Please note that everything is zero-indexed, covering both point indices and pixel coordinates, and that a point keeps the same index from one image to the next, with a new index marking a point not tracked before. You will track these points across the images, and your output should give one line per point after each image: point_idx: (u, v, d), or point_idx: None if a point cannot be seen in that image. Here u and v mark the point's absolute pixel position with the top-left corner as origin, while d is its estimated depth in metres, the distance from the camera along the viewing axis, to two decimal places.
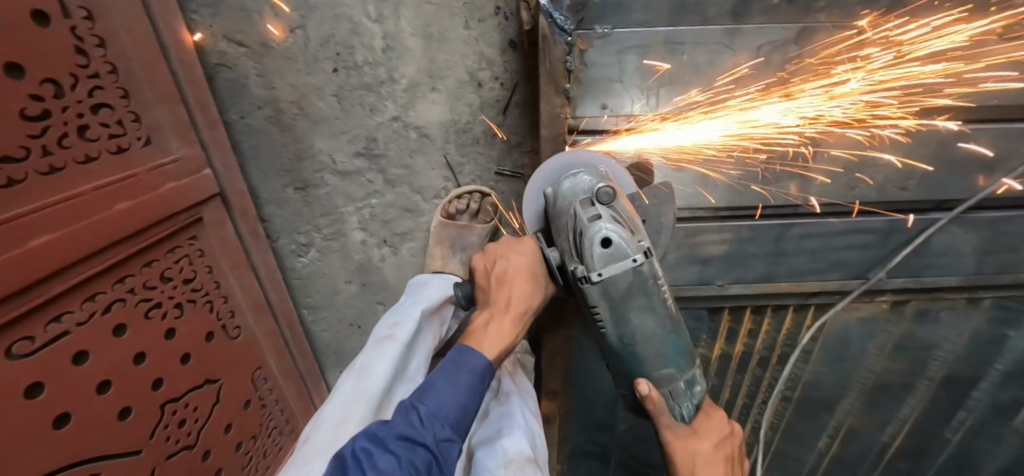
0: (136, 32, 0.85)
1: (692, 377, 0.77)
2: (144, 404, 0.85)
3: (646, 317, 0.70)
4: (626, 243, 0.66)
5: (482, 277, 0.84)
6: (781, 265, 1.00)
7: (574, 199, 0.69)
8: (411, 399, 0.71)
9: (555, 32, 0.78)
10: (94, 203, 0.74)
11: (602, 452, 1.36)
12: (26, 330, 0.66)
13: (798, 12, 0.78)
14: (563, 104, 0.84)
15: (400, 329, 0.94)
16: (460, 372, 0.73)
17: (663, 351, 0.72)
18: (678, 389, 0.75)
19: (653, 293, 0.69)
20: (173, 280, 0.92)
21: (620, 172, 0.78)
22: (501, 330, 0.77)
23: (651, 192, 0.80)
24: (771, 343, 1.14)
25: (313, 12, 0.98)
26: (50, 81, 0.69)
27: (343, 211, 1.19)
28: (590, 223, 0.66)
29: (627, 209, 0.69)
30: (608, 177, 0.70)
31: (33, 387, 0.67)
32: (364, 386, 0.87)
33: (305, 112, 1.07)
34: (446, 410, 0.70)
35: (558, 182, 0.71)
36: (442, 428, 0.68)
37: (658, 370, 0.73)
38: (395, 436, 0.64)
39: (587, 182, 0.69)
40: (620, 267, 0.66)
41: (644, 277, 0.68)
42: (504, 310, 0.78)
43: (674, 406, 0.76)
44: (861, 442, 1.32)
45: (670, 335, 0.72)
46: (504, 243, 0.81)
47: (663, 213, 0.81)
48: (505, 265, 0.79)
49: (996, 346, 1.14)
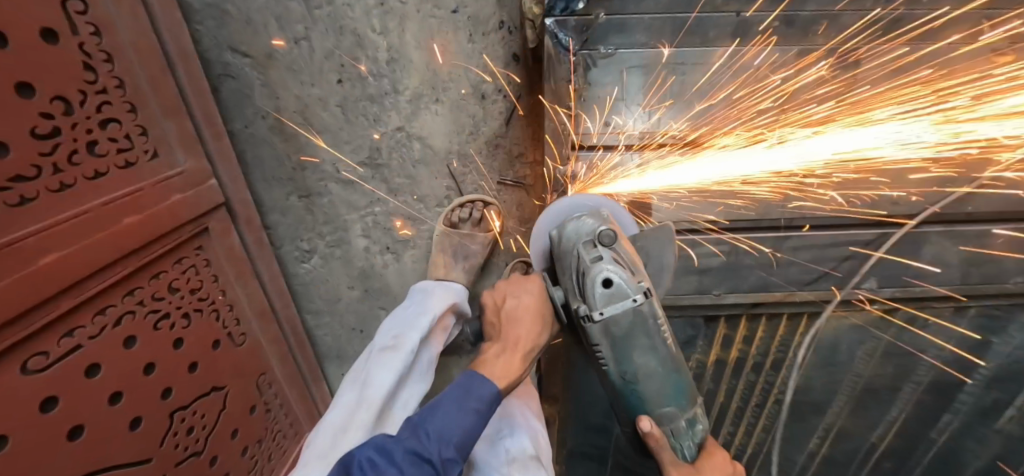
0: (144, 45, 0.85)
1: (693, 416, 0.79)
2: (154, 413, 0.86)
3: (647, 356, 0.71)
4: (626, 284, 0.67)
5: (492, 312, 0.86)
6: (776, 275, 1.03)
7: (577, 241, 0.71)
8: (419, 418, 0.72)
9: (560, 51, 0.81)
10: (103, 218, 0.75)
11: (598, 453, 1.39)
12: (40, 345, 0.67)
13: (797, 34, 0.82)
14: (567, 120, 0.86)
15: (404, 338, 0.95)
16: (469, 398, 0.74)
17: (664, 389, 0.74)
18: (679, 426, 0.77)
19: (653, 333, 0.70)
20: (181, 291, 0.94)
21: (622, 213, 0.79)
22: (510, 362, 0.80)
23: (652, 235, 0.77)
24: (765, 349, 1.18)
25: (317, 24, 0.98)
26: (60, 98, 0.70)
27: (346, 219, 1.20)
28: (592, 264, 0.68)
29: (628, 251, 0.71)
30: (610, 219, 0.73)
31: (48, 401, 0.68)
32: (365, 394, 0.90)
33: (309, 121, 1.08)
34: (455, 432, 0.71)
35: (563, 226, 0.74)
36: (448, 447, 0.69)
37: (658, 409, 0.76)
38: (402, 450, 0.66)
39: (590, 225, 0.71)
40: (621, 307, 0.68)
41: (645, 317, 0.69)
42: (513, 348, 0.80)
43: (674, 442, 0.78)
44: (849, 443, 1.37)
45: (670, 372, 0.74)
46: (514, 281, 0.85)
47: (666, 254, 0.77)
48: (513, 303, 0.82)
49: (981, 351, 1.18)
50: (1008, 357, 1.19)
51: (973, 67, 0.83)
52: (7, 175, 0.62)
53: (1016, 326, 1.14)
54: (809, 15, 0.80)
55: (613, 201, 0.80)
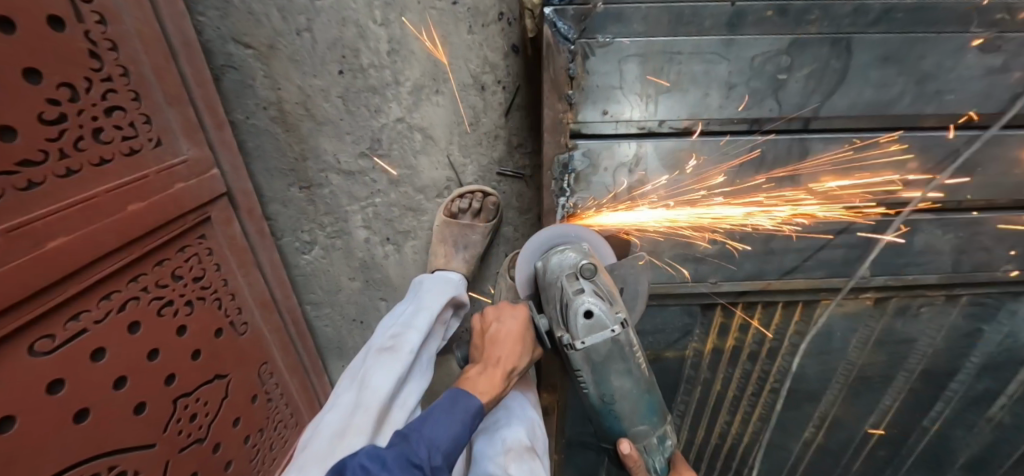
0: (148, 34, 0.86)
1: (664, 432, 0.82)
2: (158, 399, 0.87)
3: (624, 378, 0.77)
4: (605, 315, 0.75)
5: (477, 335, 0.90)
6: (771, 263, 1.05)
7: (561, 273, 0.78)
8: (410, 428, 0.73)
9: (559, 40, 0.82)
10: (107, 203, 0.76)
11: (596, 443, 1.41)
12: (46, 328, 0.68)
13: (790, 25, 0.82)
14: (565, 109, 0.88)
15: (402, 339, 0.96)
16: (458, 408, 0.76)
17: (638, 409, 0.79)
18: (652, 443, 0.81)
19: (629, 358, 0.76)
20: (184, 278, 0.94)
21: (601, 245, 0.88)
22: (493, 379, 0.82)
23: (627, 264, 0.85)
24: (760, 337, 1.20)
25: (320, 15, 0.99)
26: (66, 86, 0.71)
27: (347, 209, 1.21)
28: (575, 296, 0.75)
29: (607, 284, 0.78)
30: (590, 254, 0.81)
31: (54, 383, 0.70)
32: (363, 398, 0.87)
33: (311, 112, 1.09)
34: (444, 440, 0.72)
35: (548, 257, 0.81)
36: (437, 455, 0.71)
37: (634, 427, 0.80)
38: (394, 454, 0.66)
39: (572, 258, 0.79)
40: (600, 336, 0.74)
41: (621, 345, 0.75)
42: (495, 366, 0.83)
43: (648, 459, 0.81)
44: (843, 432, 1.39)
45: (644, 394, 0.79)
46: (500, 307, 0.89)
47: (639, 282, 0.86)
48: (497, 327, 0.86)
49: (972, 340, 1.21)
50: (998, 346, 1.21)
51: (965, 57, 0.84)
52: (14, 160, 0.63)
53: (1006, 313, 1.17)
54: (802, 4, 0.80)
55: (594, 234, 0.88)
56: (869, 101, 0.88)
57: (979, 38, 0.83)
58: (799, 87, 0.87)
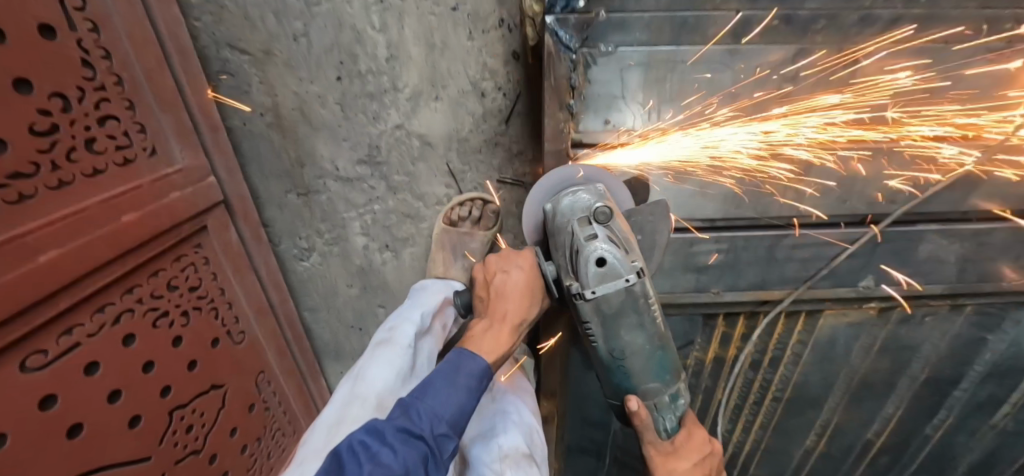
0: (142, 41, 0.84)
1: (676, 391, 0.80)
2: (154, 411, 0.86)
3: (636, 333, 0.73)
4: (620, 263, 0.69)
5: (482, 288, 0.87)
6: (774, 273, 1.04)
7: (572, 216, 0.72)
8: (411, 399, 0.72)
9: (560, 49, 0.80)
10: (101, 214, 0.75)
11: (596, 449, 1.41)
12: (38, 343, 0.67)
13: (797, 33, 0.80)
14: (566, 119, 0.86)
15: (397, 332, 0.96)
16: (458, 375, 0.76)
17: (650, 366, 0.76)
18: (662, 401, 0.78)
19: (643, 311, 0.72)
20: (179, 288, 0.93)
21: (618, 188, 0.82)
22: (498, 337, 0.81)
23: (647, 210, 0.80)
24: (762, 346, 1.19)
25: (315, 20, 0.95)
26: (57, 95, 0.70)
27: (345, 216, 1.20)
28: (587, 242, 0.69)
29: (622, 229, 0.72)
30: (606, 196, 0.74)
31: (47, 398, 0.68)
32: (360, 389, 0.89)
33: (307, 118, 1.07)
34: (446, 410, 0.73)
35: (559, 199, 0.74)
36: (440, 423, 0.71)
37: (643, 384, 0.77)
38: (394, 429, 0.66)
39: (585, 200, 0.72)
40: (613, 286, 0.69)
41: (636, 297, 0.70)
42: (501, 322, 0.81)
43: (657, 417, 0.80)
44: (844, 439, 1.38)
45: (657, 349, 0.75)
46: (505, 255, 0.84)
47: (658, 229, 0.82)
48: (502, 279, 0.82)
49: (975, 348, 1.19)
50: (1003, 354, 1.20)
51: (975, 66, 0.83)
52: (3, 172, 0.62)
53: (1011, 322, 1.15)
54: (809, 14, 0.78)
55: (609, 174, 0.81)
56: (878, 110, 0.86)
57: (989, 47, 0.81)
58: (806, 95, 0.86)
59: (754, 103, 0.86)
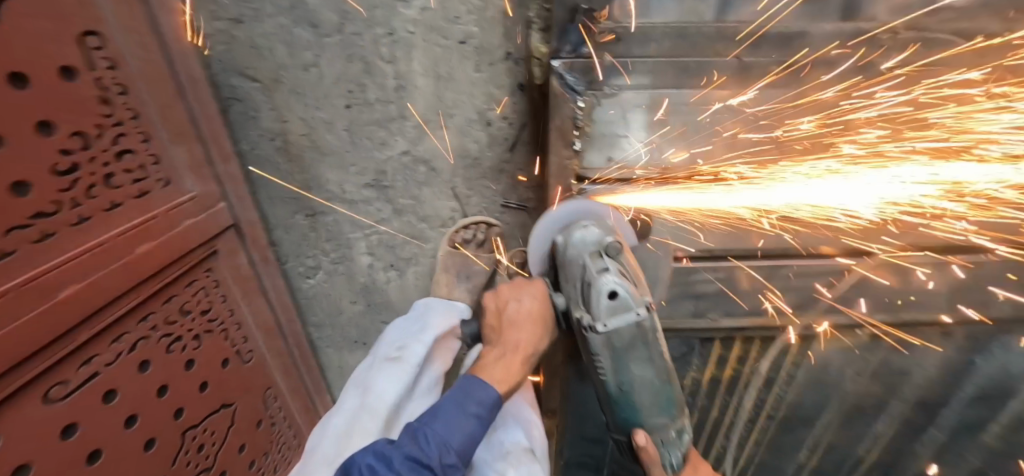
0: (157, 75, 0.86)
1: (681, 426, 0.82)
2: (167, 433, 0.89)
3: (645, 368, 0.74)
4: (631, 297, 0.69)
5: (494, 317, 0.85)
6: (769, 300, 1.07)
7: (583, 250, 0.71)
8: (419, 424, 0.70)
9: (566, 92, 0.83)
10: (119, 247, 0.77)
11: (594, 463, 1.44)
12: (60, 374, 0.69)
13: (794, 77, 0.83)
14: (571, 156, 0.89)
15: (408, 351, 0.96)
16: (470, 402, 0.72)
17: (657, 400, 0.77)
18: (669, 436, 0.80)
19: (651, 346, 0.73)
20: (192, 313, 0.96)
21: (625, 224, 0.81)
22: (510, 367, 0.77)
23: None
24: (757, 368, 1.22)
25: (325, 51, 0.97)
26: (77, 134, 0.72)
27: (351, 237, 1.22)
28: (598, 276, 0.69)
29: (630, 263, 0.73)
30: (615, 229, 0.74)
31: (68, 427, 0.71)
32: (369, 403, 0.90)
33: (316, 143, 1.09)
34: (454, 438, 0.69)
35: (569, 232, 0.73)
36: (449, 453, 0.68)
37: (651, 419, 0.79)
38: (401, 456, 0.64)
39: (596, 234, 0.71)
40: (624, 320, 0.69)
41: (645, 331, 0.72)
42: (514, 351, 0.78)
43: (665, 455, 0.80)
44: (837, 456, 1.41)
45: (665, 384, 0.77)
46: (516, 284, 0.83)
47: None
48: (515, 307, 0.80)
49: (965, 372, 1.23)
50: (991, 377, 1.23)
51: (966, 109, 0.85)
52: (26, 213, 0.63)
53: (999, 348, 1.18)
54: (806, 60, 0.81)
55: (615, 212, 0.80)
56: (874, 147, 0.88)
57: (980, 92, 0.84)
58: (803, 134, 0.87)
59: (755, 140, 0.88)
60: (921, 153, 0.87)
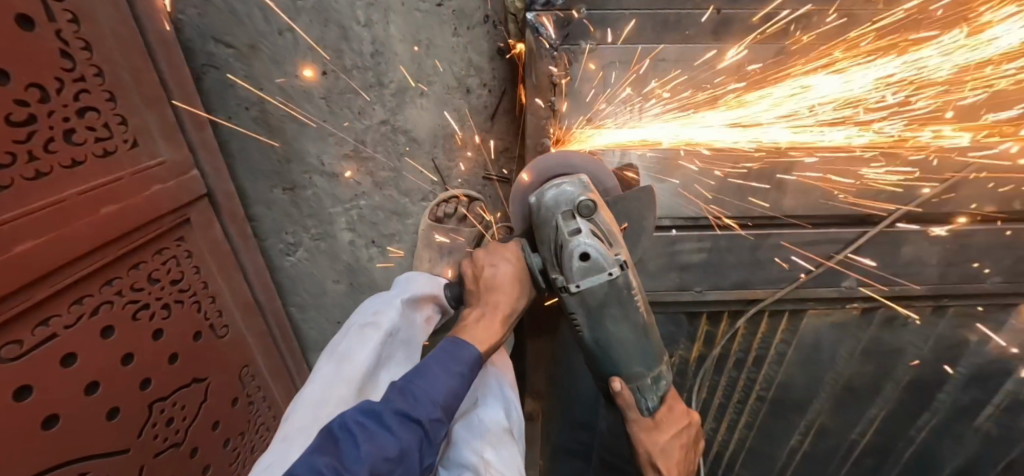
0: (126, 34, 0.84)
1: (659, 373, 0.77)
2: (131, 404, 0.86)
3: (620, 323, 0.71)
4: (602, 257, 0.67)
5: (471, 281, 0.81)
6: (757, 273, 1.04)
7: (555, 211, 0.68)
8: (405, 381, 0.67)
9: (541, 47, 0.82)
10: (81, 206, 0.74)
11: (583, 449, 1.41)
12: (15, 334, 0.66)
13: (774, 34, 0.82)
14: (548, 116, 0.86)
15: (384, 315, 0.94)
16: (455, 362, 0.70)
17: (635, 354, 0.73)
18: (644, 383, 0.75)
19: (626, 302, 0.70)
20: (160, 282, 0.93)
21: (604, 175, 0.76)
22: (490, 326, 0.75)
23: (635, 195, 0.76)
24: (746, 346, 1.19)
25: (301, 15, 0.97)
26: (35, 86, 0.69)
27: (332, 212, 1.20)
28: (570, 238, 0.66)
29: (607, 222, 0.69)
30: (590, 187, 0.69)
31: (21, 390, 0.68)
32: (345, 369, 0.86)
33: (293, 113, 1.07)
34: (440, 394, 0.66)
35: (541, 192, 0.69)
36: (436, 409, 0.65)
37: (628, 369, 0.74)
38: (391, 411, 0.63)
39: (571, 193, 0.67)
40: (596, 279, 0.67)
41: (619, 288, 0.69)
42: (493, 312, 0.76)
43: (639, 398, 0.76)
44: (830, 440, 1.38)
45: (641, 339, 0.73)
46: (492, 249, 0.80)
47: (645, 215, 0.79)
48: (492, 272, 0.77)
49: (959, 351, 1.20)
50: (986, 356, 1.20)
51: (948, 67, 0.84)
52: None
53: (993, 325, 1.16)
54: (785, 15, 0.81)
55: (597, 161, 0.76)
56: (857, 76, 0.86)
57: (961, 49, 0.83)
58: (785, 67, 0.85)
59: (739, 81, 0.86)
60: (902, 82, 0.86)
